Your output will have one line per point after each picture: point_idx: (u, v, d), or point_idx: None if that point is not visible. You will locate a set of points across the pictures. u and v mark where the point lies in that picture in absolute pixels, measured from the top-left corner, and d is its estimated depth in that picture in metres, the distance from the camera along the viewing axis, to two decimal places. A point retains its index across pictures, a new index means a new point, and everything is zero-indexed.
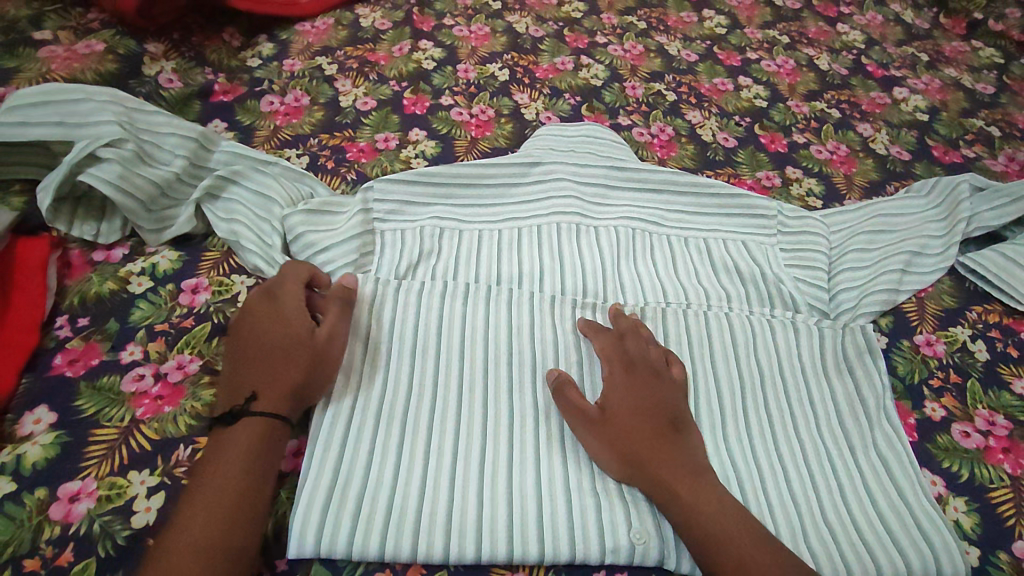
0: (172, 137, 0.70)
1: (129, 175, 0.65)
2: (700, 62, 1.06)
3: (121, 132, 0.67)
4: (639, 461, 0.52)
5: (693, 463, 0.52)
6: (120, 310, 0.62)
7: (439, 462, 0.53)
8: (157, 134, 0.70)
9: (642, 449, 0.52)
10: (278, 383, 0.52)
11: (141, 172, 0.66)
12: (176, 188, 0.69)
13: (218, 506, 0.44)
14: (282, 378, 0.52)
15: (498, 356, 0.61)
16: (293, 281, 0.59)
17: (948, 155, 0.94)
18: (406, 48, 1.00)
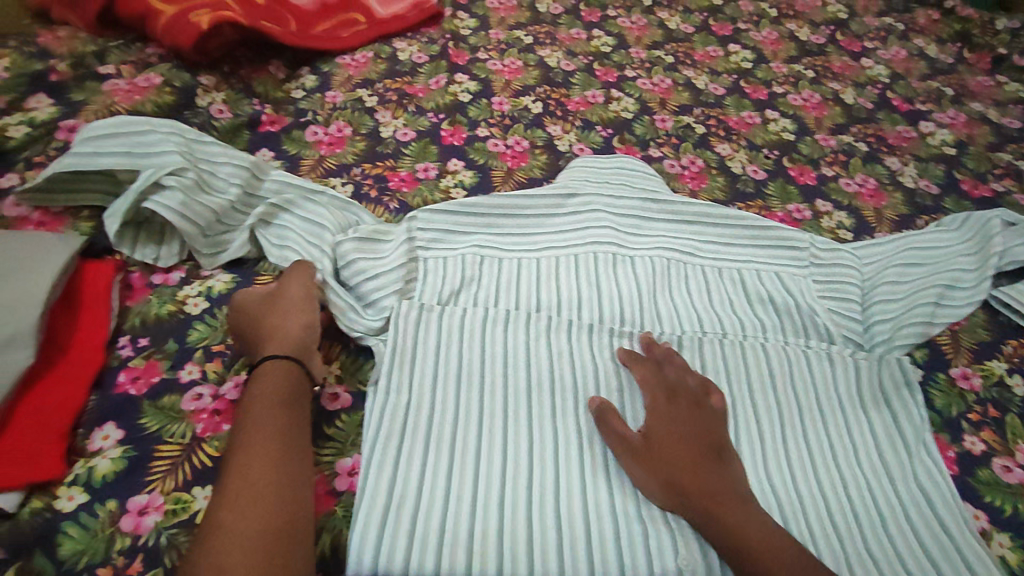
0: (229, 167, 0.74)
1: (190, 202, 0.68)
2: (728, 96, 1.08)
3: (183, 161, 0.70)
4: (682, 489, 0.53)
5: (736, 490, 0.53)
6: (179, 330, 0.64)
7: (488, 485, 0.54)
8: (215, 164, 0.73)
9: (684, 475, 0.53)
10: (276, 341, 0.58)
11: (199, 199, 0.69)
12: (231, 215, 0.72)
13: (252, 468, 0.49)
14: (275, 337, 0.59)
15: (540, 382, 0.63)
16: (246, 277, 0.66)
17: (976, 189, 0.95)
18: (443, 81, 1.04)
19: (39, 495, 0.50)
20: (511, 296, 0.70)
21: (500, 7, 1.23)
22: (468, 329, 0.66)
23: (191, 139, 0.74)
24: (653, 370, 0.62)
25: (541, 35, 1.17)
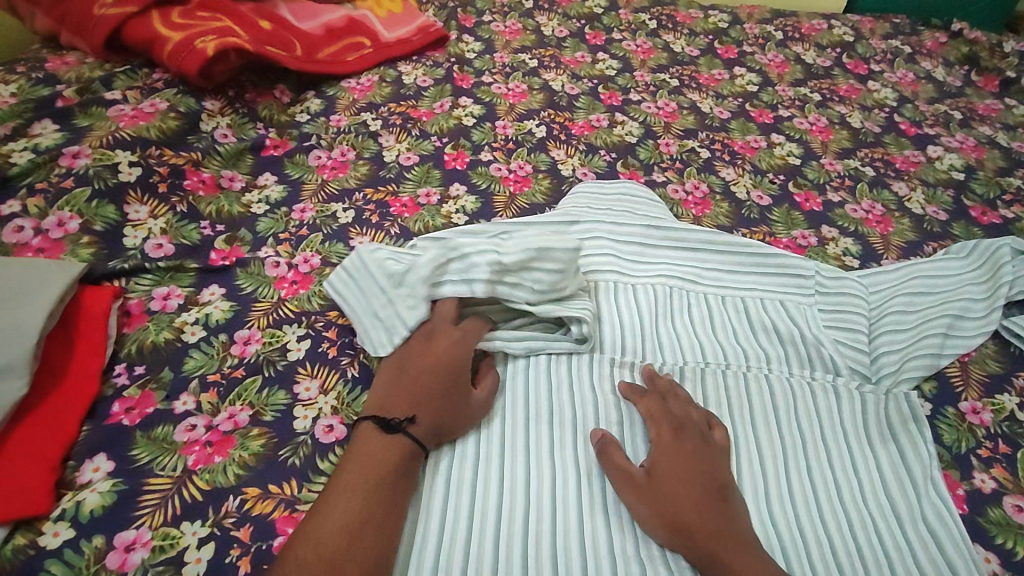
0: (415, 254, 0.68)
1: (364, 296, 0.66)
2: (733, 120, 1.08)
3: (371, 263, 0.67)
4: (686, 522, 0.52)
5: (740, 532, 0.52)
6: (174, 359, 0.64)
7: (483, 523, 0.54)
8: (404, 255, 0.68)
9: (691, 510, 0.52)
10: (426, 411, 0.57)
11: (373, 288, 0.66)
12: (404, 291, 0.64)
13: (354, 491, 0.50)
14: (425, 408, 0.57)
15: (540, 415, 0.62)
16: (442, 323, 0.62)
17: (986, 215, 0.94)
18: (447, 105, 1.04)
19: (25, 531, 0.50)
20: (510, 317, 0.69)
21: (506, 31, 1.24)
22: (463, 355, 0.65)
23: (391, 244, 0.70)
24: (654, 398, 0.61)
25: (546, 59, 1.18)
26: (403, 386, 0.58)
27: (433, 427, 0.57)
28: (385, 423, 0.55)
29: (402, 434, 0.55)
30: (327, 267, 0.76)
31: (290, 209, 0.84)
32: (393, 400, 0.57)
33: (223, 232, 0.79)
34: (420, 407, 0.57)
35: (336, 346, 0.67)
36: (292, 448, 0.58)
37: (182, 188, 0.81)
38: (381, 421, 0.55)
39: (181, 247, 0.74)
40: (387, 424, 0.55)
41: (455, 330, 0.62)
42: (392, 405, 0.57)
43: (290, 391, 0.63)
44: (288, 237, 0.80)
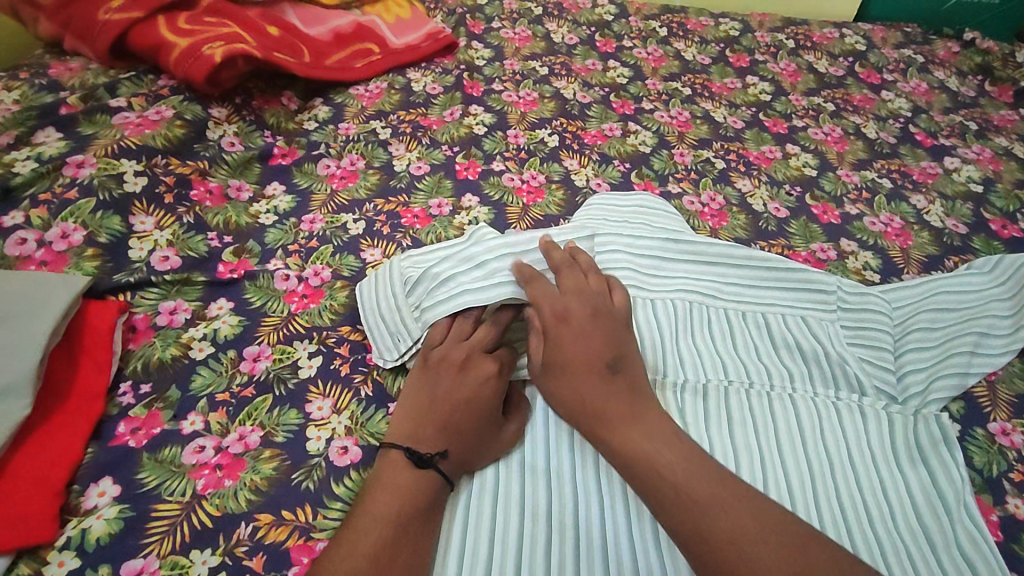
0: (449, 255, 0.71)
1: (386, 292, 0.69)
2: (747, 130, 1.06)
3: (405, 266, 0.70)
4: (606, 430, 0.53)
5: (633, 403, 0.54)
6: (182, 377, 0.62)
7: (505, 550, 0.52)
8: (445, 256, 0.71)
9: (608, 422, 0.53)
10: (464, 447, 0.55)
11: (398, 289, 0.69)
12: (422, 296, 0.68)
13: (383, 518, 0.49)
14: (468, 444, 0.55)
15: (560, 436, 0.60)
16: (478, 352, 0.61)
17: (1007, 229, 0.92)
18: (457, 113, 1.03)
19: (29, 560, 0.48)
20: (528, 335, 0.67)
21: (515, 37, 1.22)
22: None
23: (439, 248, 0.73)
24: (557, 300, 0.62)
25: (556, 66, 1.16)
26: (436, 414, 0.56)
27: (463, 461, 0.55)
28: (419, 457, 0.53)
29: (434, 470, 0.53)
30: (337, 280, 0.74)
31: (299, 220, 0.82)
32: (425, 431, 0.55)
33: (231, 244, 0.77)
34: (454, 442, 0.55)
35: (348, 363, 0.65)
36: (306, 471, 0.56)
37: (189, 199, 0.79)
38: (414, 454, 0.53)
39: (188, 259, 0.73)
40: (420, 458, 0.53)
41: (490, 362, 0.60)
42: (423, 436, 0.55)
43: (302, 410, 0.60)
44: (297, 248, 0.78)
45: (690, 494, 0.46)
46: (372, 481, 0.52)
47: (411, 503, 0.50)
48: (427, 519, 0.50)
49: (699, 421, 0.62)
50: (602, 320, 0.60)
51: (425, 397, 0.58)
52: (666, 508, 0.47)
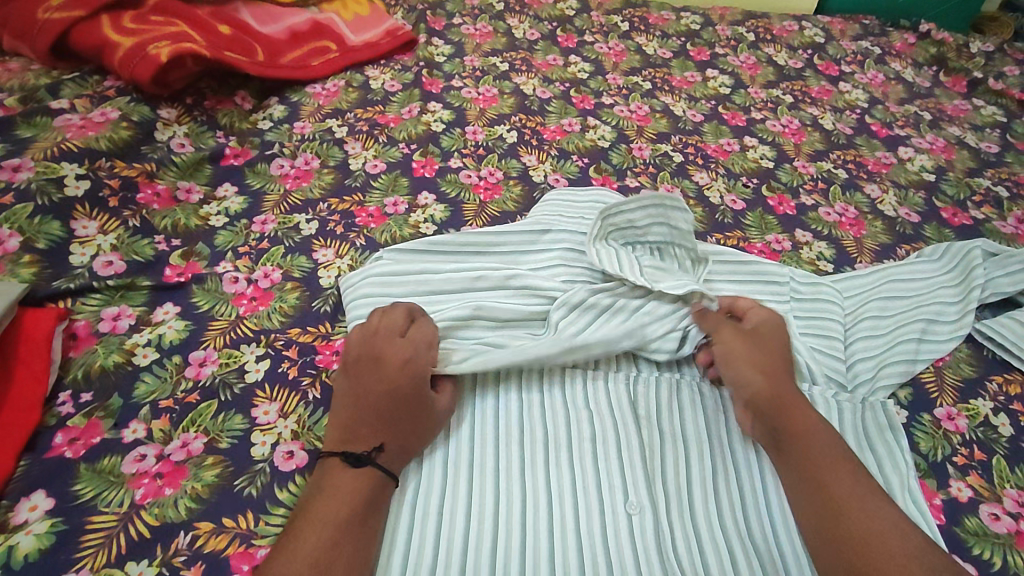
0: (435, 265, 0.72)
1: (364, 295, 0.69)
2: (706, 123, 1.07)
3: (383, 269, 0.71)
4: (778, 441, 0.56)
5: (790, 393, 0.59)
6: (124, 385, 0.61)
7: (450, 549, 0.52)
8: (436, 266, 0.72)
9: (779, 430, 0.56)
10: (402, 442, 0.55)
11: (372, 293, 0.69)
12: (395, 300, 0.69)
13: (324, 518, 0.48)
14: (404, 438, 0.55)
15: (511, 435, 0.60)
16: (393, 343, 0.59)
17: (957, 217, 0.94)
18: (415, 111, 1.01)
19: None
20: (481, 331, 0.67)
21: (476, 33, 1.22)
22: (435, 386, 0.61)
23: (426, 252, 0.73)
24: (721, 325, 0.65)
25: (517, 62, 1.16)
26: (365, 412, 0.55)
27: (402, 453, 0.55)
28: (355, 457, 0.52)
29: (372, 466, 0.52)
30: (288, 282, 0.73)
31: (250, 221, 0.80)
32: (358, 430, 0.54)
33: (179, 247, 0.75)
34: (390, 436, 0.54)
35: (297, 366, 0.64)
36: (249, 477, 0.55)
37: (136, 202, 0.77)
38: (350, 456, 0.52)
39: (133, 264, 0.71)
40: (357, 458, 0.52)
41: (405, 347, 0.58)
42: (357, 435, 0.54)
43: (248, 415, 0.60)
44: (247, 250, 0.76)
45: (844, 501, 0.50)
46: (315, 483, 0.52)
47: (352, 502, 0.50)
48: (371, 514, 0.50)
49: (651, 416, 0.63)
50: (778, 345, 0.63)
51: (351, 396, 0.56)
52: (813, 510, 0.51)
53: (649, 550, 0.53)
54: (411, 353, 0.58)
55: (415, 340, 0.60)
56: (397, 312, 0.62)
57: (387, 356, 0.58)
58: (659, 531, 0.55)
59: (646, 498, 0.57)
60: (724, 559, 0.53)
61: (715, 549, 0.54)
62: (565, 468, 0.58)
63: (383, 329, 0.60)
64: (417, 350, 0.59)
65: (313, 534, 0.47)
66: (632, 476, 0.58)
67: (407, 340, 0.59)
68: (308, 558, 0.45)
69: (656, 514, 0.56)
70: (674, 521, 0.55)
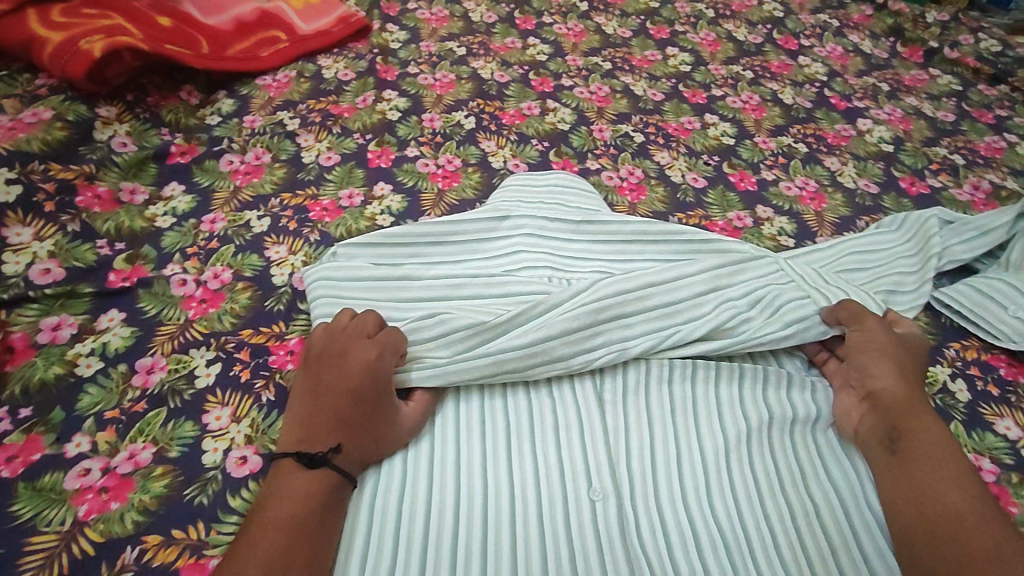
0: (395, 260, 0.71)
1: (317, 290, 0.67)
2: (666, 102, 1.06)
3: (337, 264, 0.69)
4: (894, 436, 0.56)
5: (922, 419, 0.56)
6: (67, 397, 0.58)
7: (410, 548, 0.50)
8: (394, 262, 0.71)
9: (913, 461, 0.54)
10: (361, 440, 0.53)
11: (326, 287, 0.67)
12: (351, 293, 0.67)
13: (279, 524, 0.46)
14: (364, 436, 0.53)
15: (472, 426, 0.59)
16: (358, 342, 0.57)
17: (915, 186, 0.94)
18: (370, 99, 0.99)
19: None
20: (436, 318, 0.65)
21: (431, 18, 1.18)
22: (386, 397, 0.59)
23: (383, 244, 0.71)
24: (866, 313, 0.65)
25: (474, 46, 1.13)
26: (322, 412, 0.53)
27: (359, 453, 0.53)
28: (310, 457, 0.50)
29: (328, 468, 0.50)
30: (239, 281, 0.71)
31: (199, 220, 0.77)
32: (314, 430, 0.52)
33: (124, 250, 0.72)
34: (348, 434, 0.52)
35: (249, 368, 0.62)
36: (200, 485, 0.53)
37: (74, 205, 0.74)
38: (304, 457, 0.50)
39: (73, 270, 0.68)
40: (312, 459, 0.50)
41: (370, 347, 0.56)
42: (314, 435, 0.52)
43: (199, 422, 0.58)
44: (196, 250, 0.74)
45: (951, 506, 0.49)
46: (268, 486, 0.50)
47: (307, 502, 0.48)
48: (330, 512, 0.49)
49: (616, 401, 0.62)
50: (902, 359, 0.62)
51: (308, 394, 0.54)
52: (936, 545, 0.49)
53: (611, 536, 0.53)
54: (377, 355, 0.56)
55: (384, 343, 0.57)
56: (371, 314, 0.60)
57: (351, 356, 0.56)
58: (622, 517, 0.55)
59: (609, 485, 0.56)
60: (687, 541, 0.53)
61: (678, 531, 0.54)
62: (527, 458, 0.57)
63: (354, 332, 0.58)
64: (383, 352, 0.57)
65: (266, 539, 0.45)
66: (596, 462, 0.58)
67: (372, 341, 0.57)
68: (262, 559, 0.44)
69: (619, 500, 0.56)
70: (638, 507, 0.55)
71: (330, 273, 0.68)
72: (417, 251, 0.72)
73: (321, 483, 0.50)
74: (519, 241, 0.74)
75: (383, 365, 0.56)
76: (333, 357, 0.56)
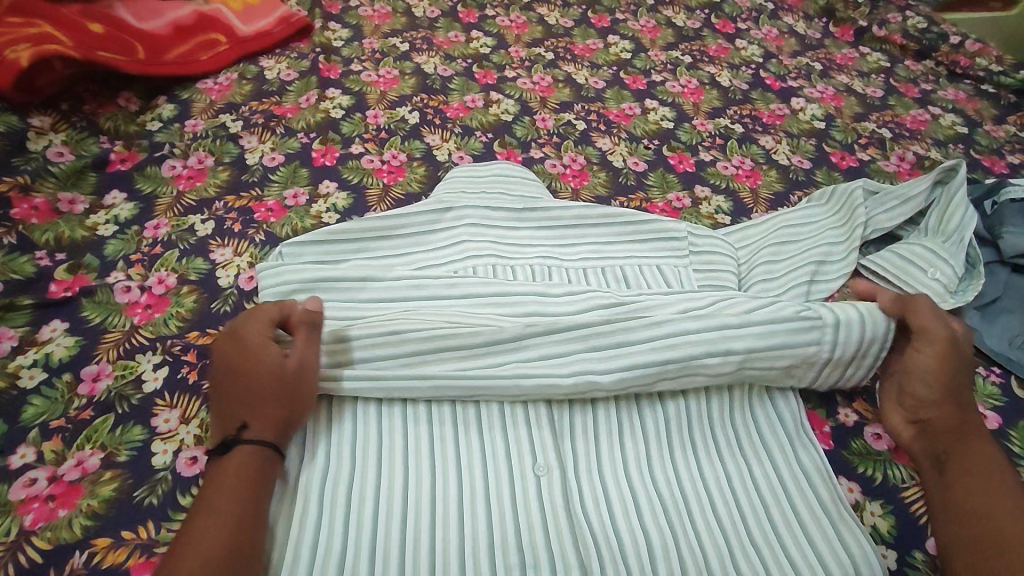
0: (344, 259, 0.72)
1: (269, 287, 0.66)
2: (608, 89, 1.08)
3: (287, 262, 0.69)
4: (943, 458, 0.54)
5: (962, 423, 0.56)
6: (11, 409, 0.58)
7: (358, 534, 0.51)
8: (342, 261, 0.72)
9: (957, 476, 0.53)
10: (262, 412, 0.52)
11: (278, 282, 0.66)
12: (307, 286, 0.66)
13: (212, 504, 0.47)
14: (263, 406, 0.52)
15: (418, 414, 0.59)
16: (240, 326, 0.57)
17: (845, 160, 0.98)
18: (313, 99, 0.99)
19: None
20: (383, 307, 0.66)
21: (374, 15, 1.18)
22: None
23: (332, 243, 0.72)
24: (929, 326, 0.60)
25: (417, 41, 1.14)
26: (222, 407, 0.53)
27: (266, 422, 0.52)
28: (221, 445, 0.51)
29: (240, 444, 0.50)
30: (184, 285, 0.71)
31: (142, 226, 0.77)
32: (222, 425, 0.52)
33: (64, 261, 0.72)
34: (247, 412, 0.52)
35: (197, 370, 0.63)
36: (149, 487, 0.54)
37: (10, 218, 0.73)
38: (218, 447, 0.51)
39: (12, 284, 0.68)
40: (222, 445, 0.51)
41: (248, 326, 0.57)
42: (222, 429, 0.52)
43: (147, 425, 0.58)
44: (140, 257, 0.74)
45: (993, 512, 0.49)
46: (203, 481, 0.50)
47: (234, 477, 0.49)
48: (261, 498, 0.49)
49: None
50: (955, 376, 0.58)
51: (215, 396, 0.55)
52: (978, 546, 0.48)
53: (555, 508, 0.55)
54: (253, 333, 0.56)
55: (260, 321, 0.57)
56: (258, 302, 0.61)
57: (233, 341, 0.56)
58: (566, 489, 0.56)
59: (554, 460, 0.57)
60: (628, 506, 0.55)
61: (620, 498, 0.56)
62: (475, 439, 0.58)
63: (239, 319, 0.58)
64: (260, 328, 0.56)
65: (211, 533, 0.44)
66: (541, 439, 0.59)
67: (256, 316, 0.57)
68: (203, 530, 0.44)
69: (564, 474, 0.57)
70: (582, 479, 0.57)
71: (282, 267, 0.67)
72: (366, 249, 0.73)
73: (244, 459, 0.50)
74: (461, 229, 0.75)
75: (259, 338, 0.56)
76: (222, 348, 0.57)
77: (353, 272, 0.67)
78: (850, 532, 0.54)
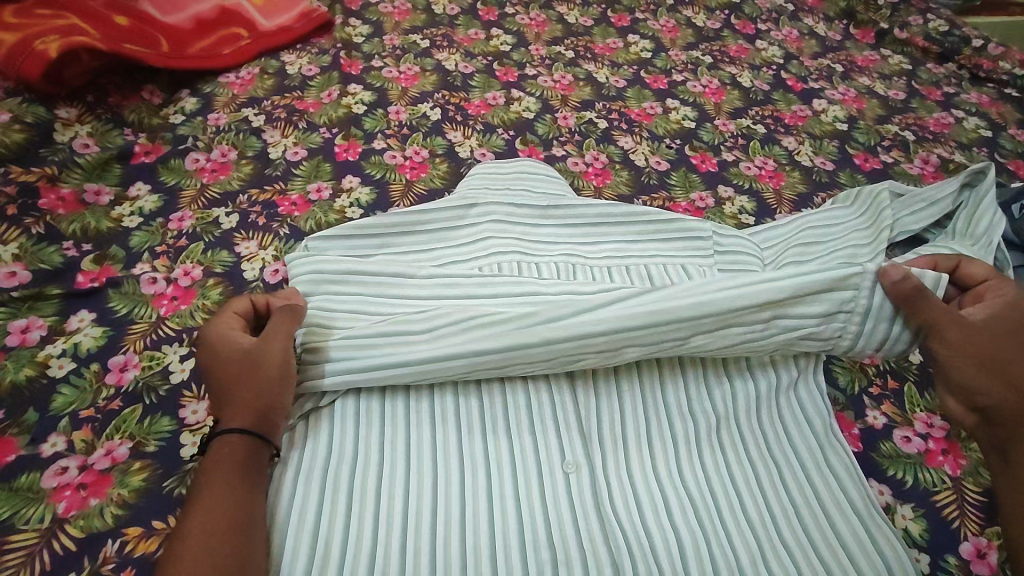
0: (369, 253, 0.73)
1: (300, 278, 0.66)
2: (628, 88, 1.08)
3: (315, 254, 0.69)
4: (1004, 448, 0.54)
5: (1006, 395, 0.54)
6: (40, 398, 0.58)
7: (390, 530, 0.51)
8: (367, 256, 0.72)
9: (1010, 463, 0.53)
10: (236, 399, 0.52)
11: (309, 275, 0.66)
12: (335, 282, 0.66)
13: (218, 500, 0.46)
14: (238, 393, 0.52)
15: (446, 415, 0.59)
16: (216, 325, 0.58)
17: (868, 162, 0.98)
18: (335, 94, 0.99)
19: None
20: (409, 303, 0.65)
21: (394, 11, 1.18)
22: (337, 400, 0.59)
23: (359, 237, 0.72)
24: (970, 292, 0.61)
25: (438, 38, 1.14)
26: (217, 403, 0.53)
27: (242, 403, 0.52)
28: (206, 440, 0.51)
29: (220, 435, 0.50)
30: (209, 278, 0.71)
31: (167, 219, 0.77)
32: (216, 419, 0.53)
33: (91, 252, 0.72)
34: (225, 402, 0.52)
35: None
36: (178, 478, 0.54)
37: (38, 208, 0.74)
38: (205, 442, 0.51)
39: (39, 273, 0.68)
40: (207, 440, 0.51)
41: (222, 325, 0.57)
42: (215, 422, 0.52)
43: (175, 416, 0.58)
44: (165, 249, 0.74)
45: None
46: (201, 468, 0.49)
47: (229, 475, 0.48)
48: (256, 499, 0.48)
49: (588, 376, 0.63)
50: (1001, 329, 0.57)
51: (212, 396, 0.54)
52: None
53: (584, 505, 0.54)
54: (226, 329, 0.57)
55: (230, 320, 0.58)
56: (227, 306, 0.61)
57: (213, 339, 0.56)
58: (596, 486, 0.56)
59: (582, 457, 0.57)
60: (658, 506, 0.55)
61: (650, 496, 0.55)
62: (503, 437, 0.58)
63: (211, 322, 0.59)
64: (229, 324, 0.57)
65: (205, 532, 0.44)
66: (568, 438, 0.59)
67: (225, 314, 0.59)
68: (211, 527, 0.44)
69: (592, 471, 0.57)
70: (610, 477, 0.57)
71: (311, 260, 0.67)
72: (390, 244, 0.73)
73: (232, 459, 0.49)
74: (486, 225, 0.75)
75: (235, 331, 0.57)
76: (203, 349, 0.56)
77: (379, 267, 0.67)
78: (879, 537, 0.53)
